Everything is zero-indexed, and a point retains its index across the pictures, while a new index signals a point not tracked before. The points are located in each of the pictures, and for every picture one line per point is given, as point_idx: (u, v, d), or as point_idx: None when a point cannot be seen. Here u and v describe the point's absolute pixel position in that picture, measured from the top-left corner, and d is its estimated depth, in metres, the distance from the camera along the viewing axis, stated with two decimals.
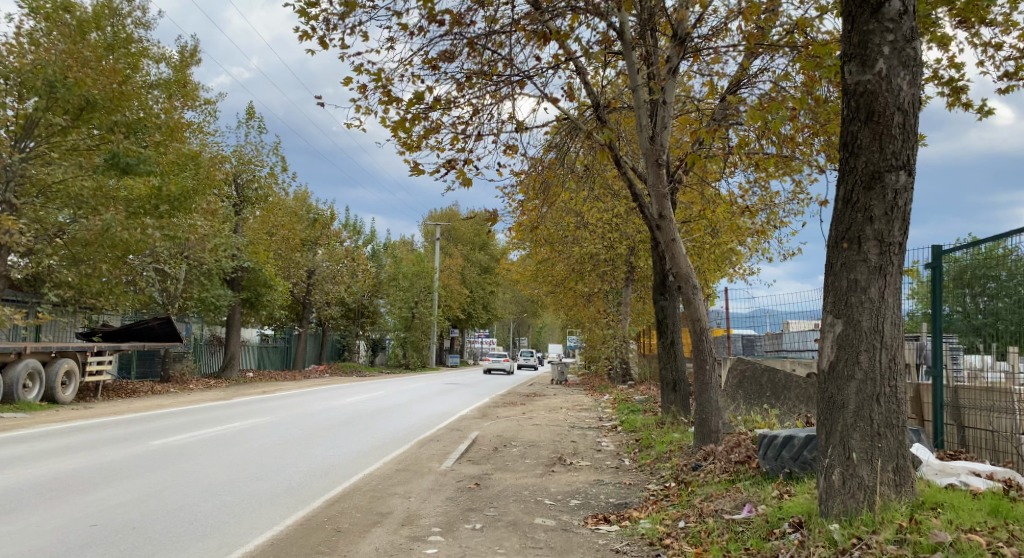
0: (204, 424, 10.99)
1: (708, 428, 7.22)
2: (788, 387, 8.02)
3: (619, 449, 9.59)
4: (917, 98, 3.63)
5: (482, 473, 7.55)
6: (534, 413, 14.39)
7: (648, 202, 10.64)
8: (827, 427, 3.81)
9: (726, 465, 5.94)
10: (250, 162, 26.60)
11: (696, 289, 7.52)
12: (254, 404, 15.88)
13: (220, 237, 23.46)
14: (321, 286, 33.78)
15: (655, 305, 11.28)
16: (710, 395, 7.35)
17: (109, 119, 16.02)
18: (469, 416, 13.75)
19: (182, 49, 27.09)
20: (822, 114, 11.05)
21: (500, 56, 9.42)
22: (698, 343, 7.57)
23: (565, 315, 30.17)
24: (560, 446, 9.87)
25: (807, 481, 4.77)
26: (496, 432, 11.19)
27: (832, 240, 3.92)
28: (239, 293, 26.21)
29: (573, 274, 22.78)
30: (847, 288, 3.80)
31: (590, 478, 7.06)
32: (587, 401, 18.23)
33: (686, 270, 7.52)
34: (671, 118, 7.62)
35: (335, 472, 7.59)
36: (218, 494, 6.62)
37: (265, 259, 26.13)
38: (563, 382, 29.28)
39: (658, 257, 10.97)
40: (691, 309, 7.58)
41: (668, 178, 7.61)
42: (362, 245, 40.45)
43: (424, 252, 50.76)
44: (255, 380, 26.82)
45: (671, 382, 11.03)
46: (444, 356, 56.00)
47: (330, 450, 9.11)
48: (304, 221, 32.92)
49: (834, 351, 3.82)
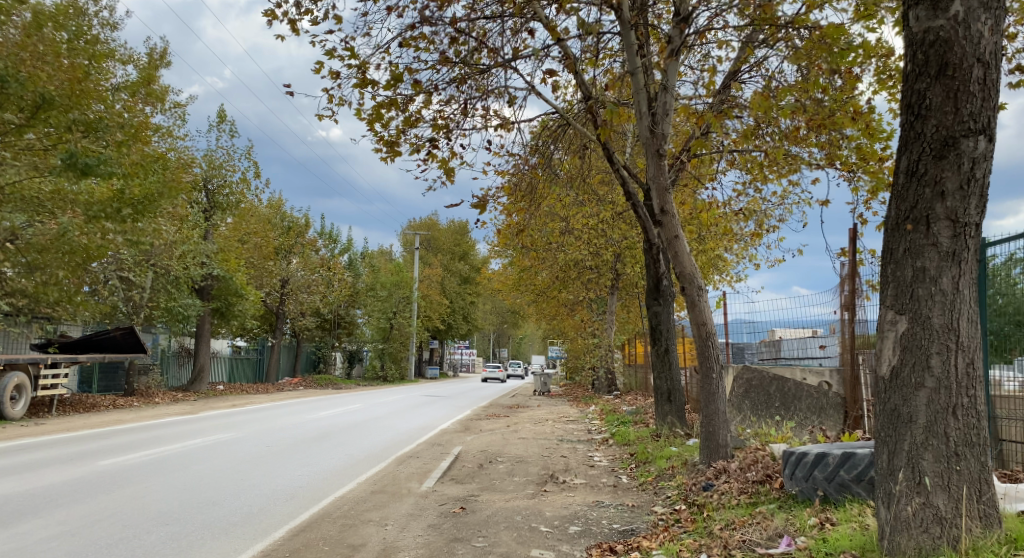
0: (163, 441, 10.15)
1: (716, 442, 6.58)
2: (798, 398, 7.50)
3: (613, 464, 8.92)
4: (1000, 49, 3.04)
5: (467, 494, 6.82)
6: (519, 426, 13.68)
7: (641, 201, 10.06)
8: (890, 447, 3.17)
9: (743, 486, 5.32)
10: (222, 167, 25.70)
11: (701, 289, 6.91)
12: (223, 418, 15.01)
13: (189, 245, 22.52)
14: (296, 295, 32.83)
15: (649, 310, 10.61)
16: (717, 406, 6.71)
17: (65, 117, 14.74)
18: (450, 430, 13.01)
19: (151, 50, 26.20)
20: (819, 113, 10.57)
21: (484, 44, 8.80)
22: (702, 349, 6.91)
23: (547, 324, 29.60)
24: (549, 462, 9.16)
25: (851, 507, 4.11)
26: (480, 447, 10.48)
27: (889, 222, 3.31)
28: (208, 302, 25.21)
29: (556, 282, 22.24)
30: (911, 278, 3.17)
31: (588, 499, 6.36)
32: (573, 412, 17.57)
33: (690, 270, 6.89)
34: (672, 105, 7.04)
35: (303, 496, 6.81)
36: (166, 523, 5.83)
37: (237, 267, 25.20)
38: (546, 393, 28.62)
39: (652, 260, 10.42)
40: (695, 313, 6.93)
41: (670, 170, 7.08)
42: (339, 254, 39.59)
43: (402, 262, 49.98)
44: (225, 393, 25.80)
45: (666, 392, 10.38)
46: (424, 367, 55.15)
47: (299, 469, 8.32)
48: (276, 229, 32.11)
49: (898, 354, 3.18)
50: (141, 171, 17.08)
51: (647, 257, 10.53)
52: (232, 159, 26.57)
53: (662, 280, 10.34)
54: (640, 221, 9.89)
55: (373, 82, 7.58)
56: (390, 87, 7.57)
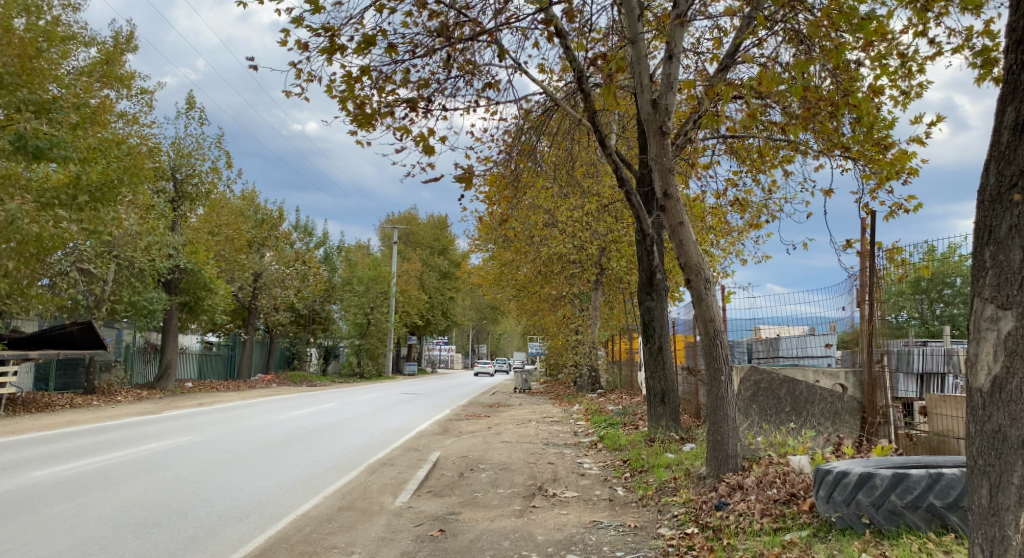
0: (113, 447, 9.27)
1: (725, 452, 5.92)
2: (811, 402, 6.77)
3: (605, 472, 8.22)
4: None
5: (447, 512, 6.06)
6: (501, 427, 12.94)
7: (634, 188, 9.37)
8: (993, 479, 2.50)
9: (766, 506, 4.63)
10: (190, 156, 24.58)
11: (709, 282, 6.19)
12: (186, 418, 14.10)
13: (155, 235, 21.47)
14: (269, 290, 31.78)
15: (641, 306, 10.02)
16: (726, 412, 6.02)
17: (13, 97, 13.83)
18: (428, 432, 12.23)
19: (116, 34, 25.00)
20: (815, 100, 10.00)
21: (465, 13, 8.00)
22: (710, 349, 6.15)
23: (528, 320, 28.93)
24: (536, 470, 8.43)
25: (911, 542, 3.45)
26: (461, 453, 9.73)
27: (986, 192, 2.62)
28: (176, 296, 24.15)
29: (538, 278, 21.56)
30: (1020, 264, 2.46)
31: (583, 519, 5.63)
32: (556, 412, 16.87)
33: (696, 261, 6.17)
34: (677, 76, 6.33)
35: (258, 515, 6.03)
36: (92, 553, 5.04)
37: (206, 260, 24.21)
38: (526, 390, 27.92)
39: (645, 252, 9.77)
40: (701, 308, 6.19)
41: (674, 150, 6.36)
42: (314, 248, 38.49)
43: (380, 257, 48.92)
44: (193, 391, 24.74)
45: (659, 393, 9.70)
46: (402, 363, 54.33)
47: (258, 481, 7.50)
48: (249, 221, 31.16)
49: (1001, 361, 2.49)
50: (98, 156, 16.10)
51: (639, 249, 9.90)
52: (201, 147, 25.52)
53: (655, 274, 9.81)
54: (633, 208, 9.18)
55: (343, 48, 6.77)
56: (363, 53, 6.75)
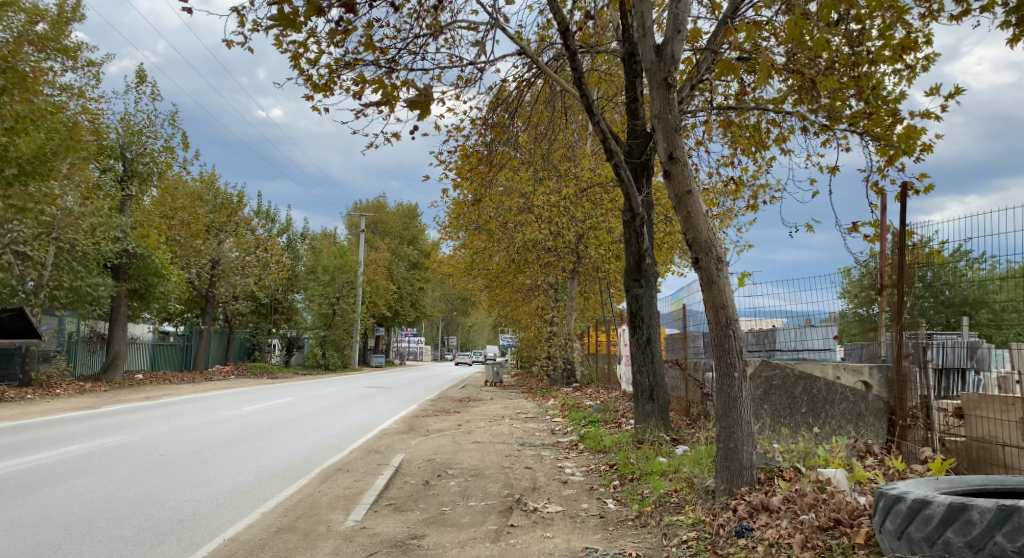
0: (24, 451, 8.05)
1: (739, 463, 5.02)
2: (830, 402, 5.95)
3: (590, 479, 7.27)
4: None
5: (409, 535, 5.04)
6: (472, 425, 11.93)
7: (623, 161, 8.46)
8: None
9: (806, 535, 3.71)
10: (141, 134, 23.00)
11: (721, 262, 5.24)
12: (126, 414, 12.79)
13: (100, 217, 19.99)
14: (227, 278, 30.19)
15: (627, 293, 9.11)
16: (739, 414, 5.12)
17: None
18: (392, 431, 11.16)
19: (61, 2, 23.22)
20: (813, 72, 9.30)
21: None
22: (720, 340, 5.20)
23: (499, 312, 27.94)
24: (512, 476, 7.46)
25: None
26: (427, 455, 8.72)
27: None
28: (125, 283, 22.56)
29: (511, 266, 20.59)
30: None
31: (572, 545, 4.66)
32: (530, 407, 15.91)
33: (706, 236, 5.22)
34: (686, 17, 5.37)
35: (176, 539, 4.96)
36: None
37: (157, 244, 22.77)
38: (497, 384, 26.91)
39: (635, 233, 8.86)
40: (712, 293, 5.22)
41: (680, 106, 5.41)
42: (277, 234, 36.99)
43: (346, 245, 47.44)
44: (144, 383, 23.23)
45: (647, 389, 8.80)
46: (369, 355, 52.91)
47: (186, 495, 6.42)
48: (206, 205, 29.68)
49: None
50: (30, 127, 14.57)
51: (627, 231, 9.01)
52: (153, 125, 24.01)
53: (643, 257, 8.90)
54: (621, 184, 8.31)
55: None
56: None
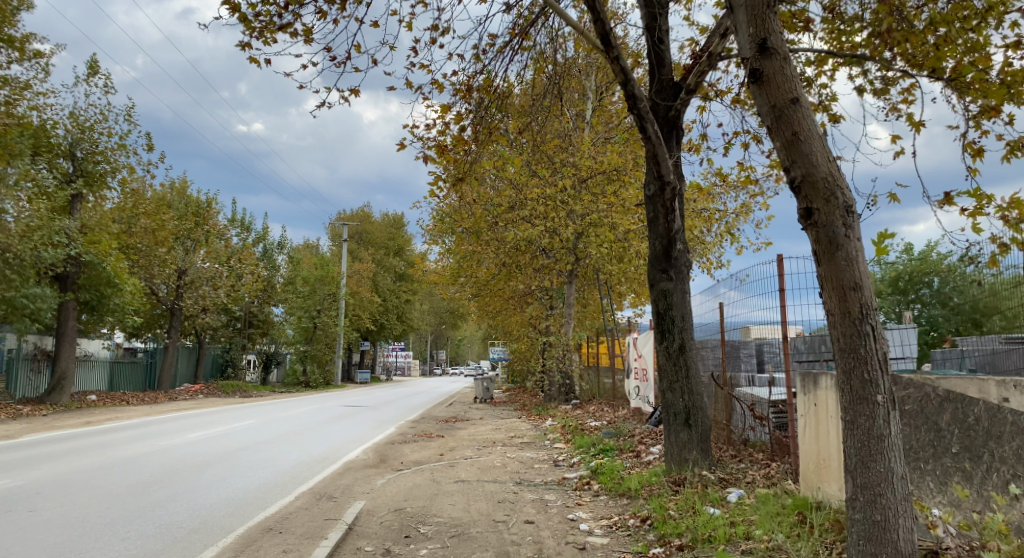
0: None
1: (892, 549, 3.04)
2: (997, 437, 3.86)
3: (617, 543, 5.19)
4: None
5: None
6: (455, 455, 9.81)
7: (647, 108, 6.44)
8: None
9: None
10: (91, 130, 20.77)
11: (850, 215, 3.22)
12: (40, 446, 10.55)
13: (41, 220, 17.76)
14: (195, 289, 27.80)
15: (653, 288, 7.08)
16: (888, 464, 3.08)
17: None
18: (359, 465, 9.05)
19: None
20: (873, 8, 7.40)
21: None
22: (850, 342, 3.16)
23: (488, 323, 25.89)
24: (508, 538, 5.36)
25: None
26: (395, 503, 6.63)
27: None
28: (72, 293, 20.16)
29: (501, 272, 18.52)
30: None
31: None
32: (525, 429, 13.77)
33: (825, 170, 3.22)
34: None
35: None
36: None
37: (109, 250, 20.52)
38: (488, 400, 24.70)
39: (665, 209, 6.86)
40: (835, 264, 3.19)
41: None
42: (252, 244, 34.76)
43: (330, 257, 45.25)
44: (94, 406, 20.77)
45: (682, 412, 6.77)
46: (353, 372, 50.49)
47: None
48: (171, 211, 27.40)
49: None
50: None
51: (652, 207, 7.01)
52: (106, 121, 21.80)
53: (674, 239, 6.92)
54: (648, 141, 6.36)
55: None
56: None
